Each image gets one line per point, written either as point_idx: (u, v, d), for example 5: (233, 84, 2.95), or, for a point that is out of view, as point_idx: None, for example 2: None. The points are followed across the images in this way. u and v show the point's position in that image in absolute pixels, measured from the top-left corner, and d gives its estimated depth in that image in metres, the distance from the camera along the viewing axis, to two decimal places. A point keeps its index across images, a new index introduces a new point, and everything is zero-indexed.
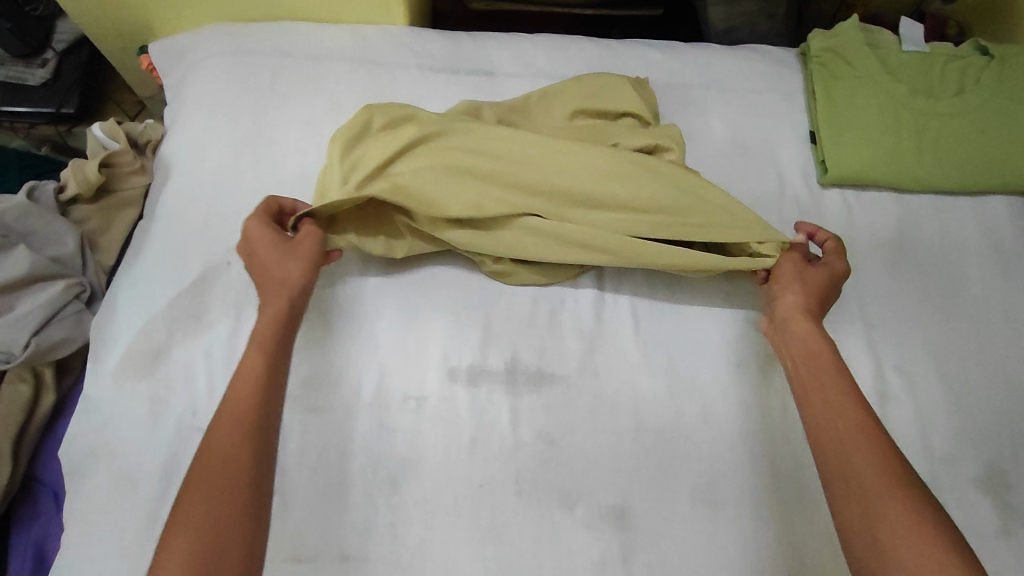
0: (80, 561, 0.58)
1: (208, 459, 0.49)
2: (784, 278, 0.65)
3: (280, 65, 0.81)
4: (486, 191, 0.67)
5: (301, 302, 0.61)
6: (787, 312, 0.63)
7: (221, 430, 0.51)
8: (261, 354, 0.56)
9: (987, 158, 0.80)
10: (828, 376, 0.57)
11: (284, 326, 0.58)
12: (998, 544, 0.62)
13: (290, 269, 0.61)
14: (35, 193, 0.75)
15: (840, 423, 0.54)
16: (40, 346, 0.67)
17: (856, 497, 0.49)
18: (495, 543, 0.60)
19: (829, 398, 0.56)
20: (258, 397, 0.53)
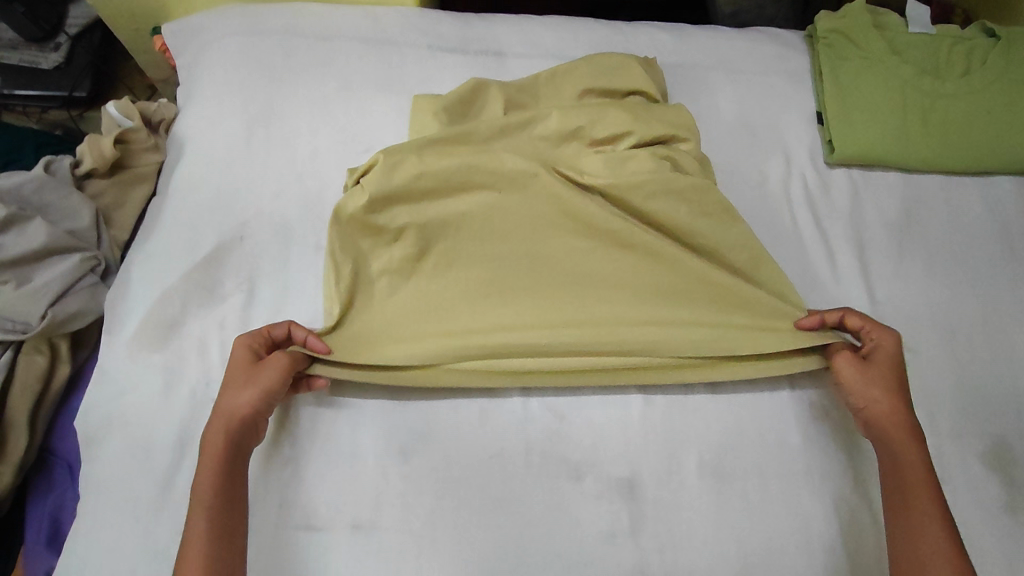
0: (93, 525, 0.59)
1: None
2: (854, 378, 0.62)
3: (292, 45, 0.82)
4: (497, 319, 0.66)
5: (247, 435, 0.58)
6: (885, 422, 0.60)
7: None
8: (201, 511, 0.53)
9: (994, 139, 0.81)
10: (918, 501, 0.56)
11: (226, 475, 0.55)
12: (1006, 517, 0.63)
13: (241, 399, 0.58)
14: (52, 166, 0.77)
15: (932, 546, 0.54)
16: (57, 317, 0.68)
17: None
18: (505, 513, 0.60)
19: (921, 523, 0.55)
20: (213, 554, 0.51)
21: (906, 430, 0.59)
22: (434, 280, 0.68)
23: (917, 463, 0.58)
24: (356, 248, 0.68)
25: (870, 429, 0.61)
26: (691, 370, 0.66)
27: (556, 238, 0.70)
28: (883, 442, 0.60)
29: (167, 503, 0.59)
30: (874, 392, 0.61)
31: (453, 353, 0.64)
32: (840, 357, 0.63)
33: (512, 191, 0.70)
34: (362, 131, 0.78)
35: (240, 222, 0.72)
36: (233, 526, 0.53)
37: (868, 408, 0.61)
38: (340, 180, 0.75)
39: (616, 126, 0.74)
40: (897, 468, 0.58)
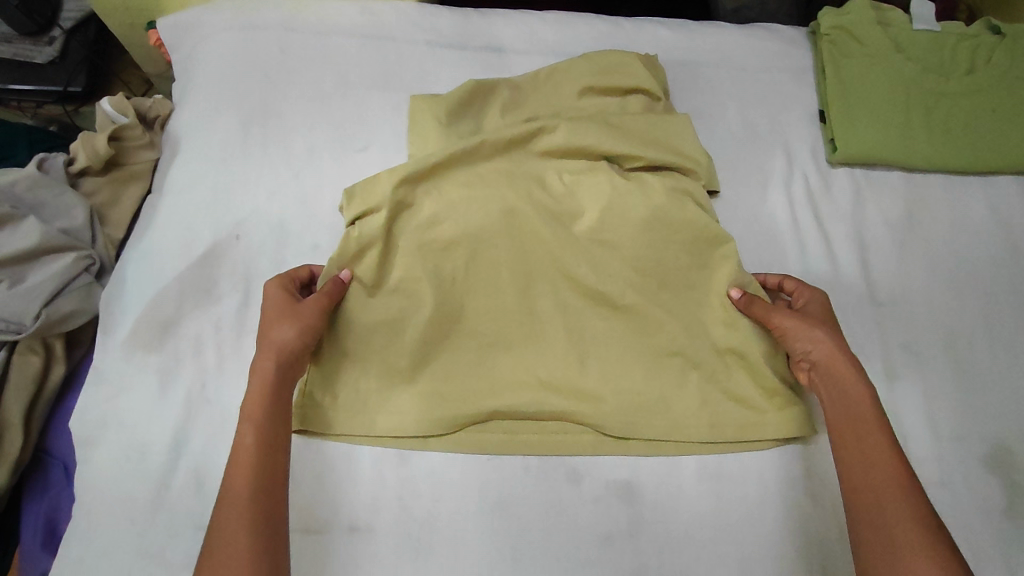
0: (88, 528, 0.58)
1: (226, 517, 0.50)
2: (796, 324, 0.63)
3: (288, 40, 0.81)
4: (494, 383, 0.65)
5: (291, 364, 0.59)
6: (831, 360, 0.61)
7: (225, 508, 0.51)
8: (251, 426, 0.54)
9: (998, 138, 0.80)
10: (872, 444, 0.56)
11: (272, 389, 0.57)
12: (1005, 521, 0.62)
13: (284, 330, 0.60)
14: (45, 165, 0.76)
15: (878, 467, 0.54)
16: (51, 317, 0.67)
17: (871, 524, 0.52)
18: (502, 516, 0.60)
19: (873, 458, 0.55)
20: (259, 461, 0.53)
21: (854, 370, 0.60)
22: (425, 333, 0.65)
23: (863, 397, 0.59)
24: (355, 293, 0.66)
25: (818, 374, 0.62)
26: (690, 438, 0.64)
27: (551, 287, 0.68)
28: (829, 380, 0.61)
29: (163, 506, 0.59)
30: (817, 333, 0.62)
31: (441, 420, 0.62)
32: (775, 313, 0.64)
33: (513, 235, 0.70)
34: (359, 129, 0.77)
35: (236, 221, 0.71)
36: (277, 440, 0.55)
37: (817, 350, 0.62)
38: (337, 178, 0.74)
39: (620, 146, 0.73)
40: (846, 405, 0.59)
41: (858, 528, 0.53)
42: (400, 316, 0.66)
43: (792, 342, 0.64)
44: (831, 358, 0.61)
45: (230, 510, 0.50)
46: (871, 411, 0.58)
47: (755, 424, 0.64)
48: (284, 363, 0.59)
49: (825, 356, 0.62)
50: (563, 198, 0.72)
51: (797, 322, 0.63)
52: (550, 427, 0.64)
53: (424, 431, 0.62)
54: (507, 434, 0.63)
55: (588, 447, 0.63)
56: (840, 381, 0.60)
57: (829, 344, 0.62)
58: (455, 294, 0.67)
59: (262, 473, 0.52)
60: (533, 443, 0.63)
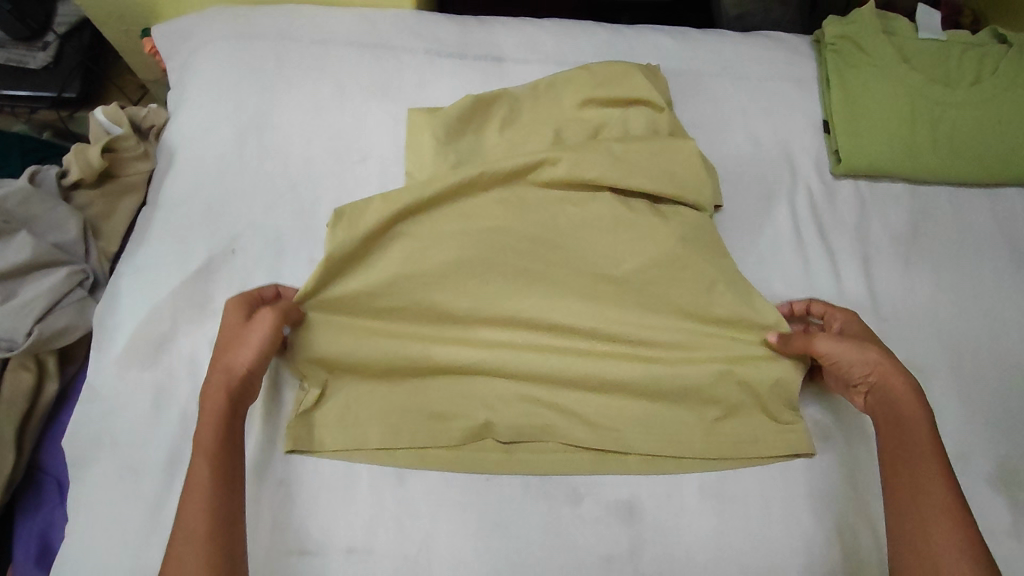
0: (81, 551, 0.57)
1: (180, 556, 0.50)
2: (848, 347, 0.62)
3: (284, 49, 0.80)
4: (486, 399, 0.64)
5: (245, 391, 0.59)
6: (891, 386, 0.60)
7: (180, 547, 0.50)
8: (204, 461, 0.54)
9: (1004, 149, 0.79)
10: (925, 466, 0.55)
11: (225, 418, 0.56)
12: (1012, 541, 0.61)
13: (237, 356, 0.59)
14: (38, 178, 0.75)
15: (931, 493, 0.54)
16: (43, 335, 0.66)
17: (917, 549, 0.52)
18: (501, 537, 0.59)
19: (925, 488, 0.54)
20: (214, 499, 0.52)
21: (912, 395, 0.59)
22: (413, 350, 0.64)
23: (921, 423, 0.58)
24: (341, 313, 0.65)
25: (874, 399, 0.61)
26: (686, 457, 0.63)
27: (547, 297, 0.67)
28: (886, 404, 0.60)
29: (157, 528, 0.58)
30: (872, 356, 0.61)
31: (431, 442, 0.62)
32: (821, 340, 0.63)
33: (506, 252, 0.68)
34: (356, 140, 0.76)
35: (231, 235, 0.70)
36: (231, 476, 0.54)
37: (871, 373, 0.61)
38: (333, 192, 0.73)
39: (621, 173, 0.71)
40: (901, 430, 0.58)
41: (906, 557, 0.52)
42: (390, 334, 0.65)
43: (844, 365, 0.62)
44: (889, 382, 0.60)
45: (184, 547, 0.50)
46: (928, 437, 0.57)
47: (752, 443, 0.64)
48: (238, 391, 0.58)
49: (885, 381, 0.60)
50: (564, 222, 0.70)
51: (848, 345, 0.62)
52: (550, 446, 0.63)
53: (423, 447, 0.62)
54: (504, 452, 0.62)
55: (588, 465, 0.63)
56: (896, 404, 0.59)
57: (888, 369, 0.60)
58: (440, 308, 0.66)
59: (216, 509, 0.52)
60: (529, 460, 0.62)
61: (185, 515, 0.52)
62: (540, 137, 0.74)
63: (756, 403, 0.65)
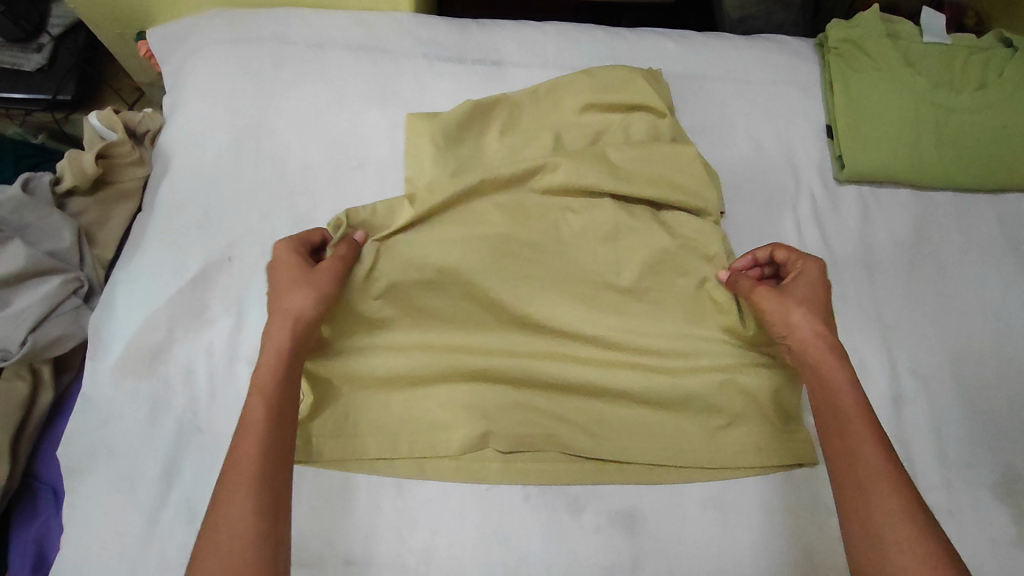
0: (76, 564, 0.57)
1: (230, 492, 0.49)
2: (775, 304, 0.61)
3: (281, 52, 0.79)
4: (485, 407, 0.62)
5: (304, 334, 0.58)
6: (811, 345, 0.59)
7: (227, 478, 0.49)
8: (260, 396, 0.53)
9: (1009, 155, 0.78)
10: (854, 429, 0.53)
11: (285, 363, 0.56)
12: (1016, 551, 0.61)
13: (298, 297, 0.58)
14: (30, 184, 0.73)
15: (862, 458, 0.52)
16: (37, 344, 0.65)
17: (860, 517, 0.49)
18: (502, 548, 0.59)
19: (858, 453, 0.52)
20: (267, 438, 0.52)
21: (836, 355, 0.58)
22: (416, 355, 0.64)
23: (844, 381, 0.56)
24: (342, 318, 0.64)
25: (798, 359, 0.60)
26: (686, 466, 0.62)
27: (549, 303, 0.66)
28: (808, 365, 0.59)
29: (153, 541, 0.57)
30: (796, 316, 0.60)
31: (429, 449, 0.61)
32: (756, 293, 0.62)
33: (506, 256, 0.66)
34: (355, 145, 0.75)
35: (228, 242, 0.69)
36: (285, 418, 0.54)
37: (793, 335, 0.60)
38: (332, 198, 0.72)
39: (622, 182, 0.70)
40: (828, 393, 0.56)
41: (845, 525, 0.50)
42: (394, 339, 0.65)
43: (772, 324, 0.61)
44: (812, 340, 0.59)
45: (234, 482, 0.49)
46: (853, 397, 0.55)
47: (753, 453, 0.63)
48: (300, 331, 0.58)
49: (806, 340, 0.59)
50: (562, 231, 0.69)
51: (771, 304, 0.61)
52: (550, 455, 0.62)
53: (422, 456, 0.61)
54: (503, 462, 0.61)
55: (589, 476, 0.62)
56: (819, 365, 0.57)
57: (812, 328, 0.59)
58: (444, 314, 0.66)
59: (269, 445, 0.51)
60: (530, 469, 0.61)
61: (237, 450, 0.51)
62: (540, 143, 0.73)
63: (758, 412, 0.64)
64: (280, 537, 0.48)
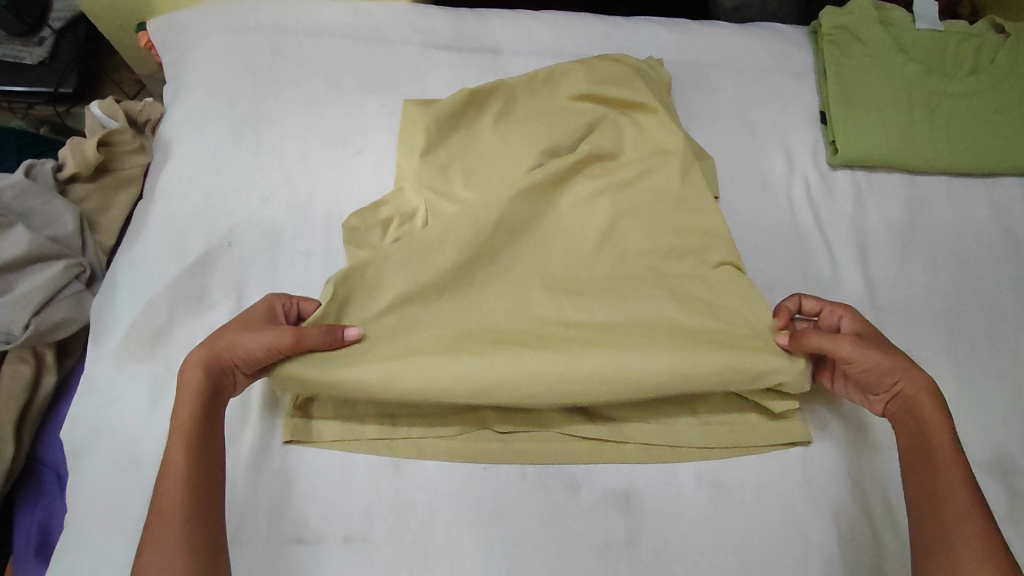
0: (78, 542, 0.57)
1: (156, 539, 0.49)
2: (870, 359, 0.58)
3: (280, 42, 0.80)
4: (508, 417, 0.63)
5: (221, 374, 0.58)
6: (913, 393, 0.58)
7: (154, 525, 0.50)
8: (180, 439, 0.53)
9: (1002, 139, 0.79)
10: (943, 467, 0.54)
11: (203, 401, 0.56)
12: (1006, 529, 0.61)
13: (228, 336, 0.58)
14: (33, 171, 0.74)
15: (949, 494, 0.52)
16: (40, 328, 0.66)
17: (932, 549, 0.51)
18: (499, 526, 0.59)
19: (946, 490, 0.53)
20: (193, 477, 0.52)
21: (937, 403, 0.58)
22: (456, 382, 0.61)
23: (942, 427, 0.56)
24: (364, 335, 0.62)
25: (898, 406, 0.59)
26: (683, 447, 0.63)
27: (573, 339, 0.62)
28: (912, 413, 0.58)
29: None
30: (883, 361, 0.58)
31: (428, 432, 0.62)
32: (843, 346, 0.59)
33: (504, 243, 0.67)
34: (352, 133, 0.76)
35: (227, 228, 0.70)
36: (209, 455, 0.54)
37: (902, 386, 0.59)
38: (330, 185, 0.73)
39: (616, 177, 0.71)
40: (922, 434, 0.57)
41: (921, 556, 0.52)
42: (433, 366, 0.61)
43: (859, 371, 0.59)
44: (916, 390, 0.58)
45: (162, 527, 0.49)
46: (950, 441, 0.56)
47: (743, 434, 0.64)
48: (211, 377, 0.57)
49: (914, 391, 0.58)
50: (556, 215, 0.70)
51: (868, 360, 0.59)
52: (550, 436, 0.63)
53: (421, 436, 0.62)
54: (502, 443, 0.62)
55: (584, 455, 0.63)
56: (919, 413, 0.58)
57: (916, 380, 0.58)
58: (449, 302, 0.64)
59: (193, 487, 0.51)
60: (530, 451, 0.62)
61: (161, 494, 0.51)
62: (536, 128, 0.73)
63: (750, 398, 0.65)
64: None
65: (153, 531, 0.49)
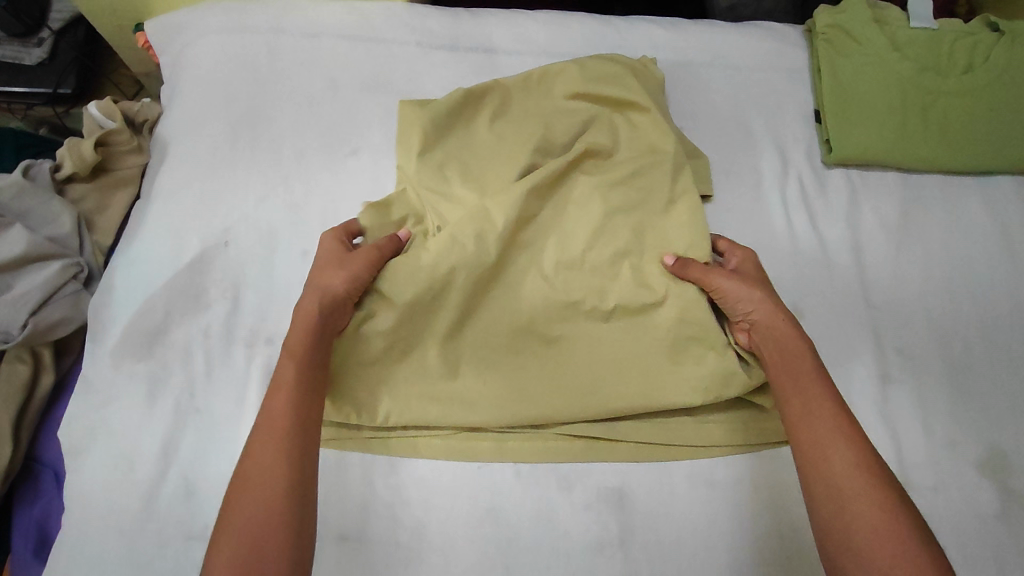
0: (77, 540, 0.58)
1: (248, 491, 0.49)
2: (732, 285, 0.63)
3: (276, 42, 0.80)
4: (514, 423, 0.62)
5: (333, 311, 0.60)
6: (767, 318, 0.61)
7: (260, 435, 0.52)
8: (292, 364, 0.55)
9: (996, 137, 0.79)
10: (811, 389, 0.56)
11: (305, 362, 0.56)
12: (998, 527, 0.61)
13: (334, 277, 0.61)
14: (31, 172, 0.75)
15: (822, 417, 0.54)
16: (38, 327, 0.67)
17: (815, 469, 0.52)
18: (493, 524, 0.60)
19: (816, 411, 0.55)
20: (291, 435, 0.52)
21: (790, 325, 0.60)
22: (468, 396, 0.63)
23: (803, 351, 0.59)
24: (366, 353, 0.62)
25: (758, 336, 0.62)
26: (676, 446, 0.63)
27: (584, 359, 0.64)
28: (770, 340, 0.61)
29: (153, 518, 0.59)
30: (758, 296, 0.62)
31: (427, 433, 0.62)
32: (714, 273, 0.64)
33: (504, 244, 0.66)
34: (347, 133, 0.76)
35: (224, 228, 0.70)
36: (313, 385, 0.56)
37: (756, 313, 0.62)
38: (326, 185, 0.73)
39: (609, 177, 0.70)
40: (786, 360, 0.59)
41: (806, 479, 0.53)
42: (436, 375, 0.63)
43: (732, 304, 0.63)
44: (768, 316, 0.61)
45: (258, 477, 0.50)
46: (810, 363, 0.58)
47: (735, 432, 0.64)
48: (325, 312, 0.59)
49: (764, 314, 0.61)
50: (549, 215, 0.69)
51: (726, 284, 0.63)
52: (545, 435, 0.63)
53: (415, 434, 0.62)
54: (495, 441, 0.62)
55: (578, 453, 0.63)
56: (781, 341, 0.60)
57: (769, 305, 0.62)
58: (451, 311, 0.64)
59: (298, 412, 0.53)
60: (525, 448, 0.63)
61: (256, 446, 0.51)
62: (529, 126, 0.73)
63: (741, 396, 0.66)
64: (306, 504, 0.50)
65: (245, 482, 0.50)
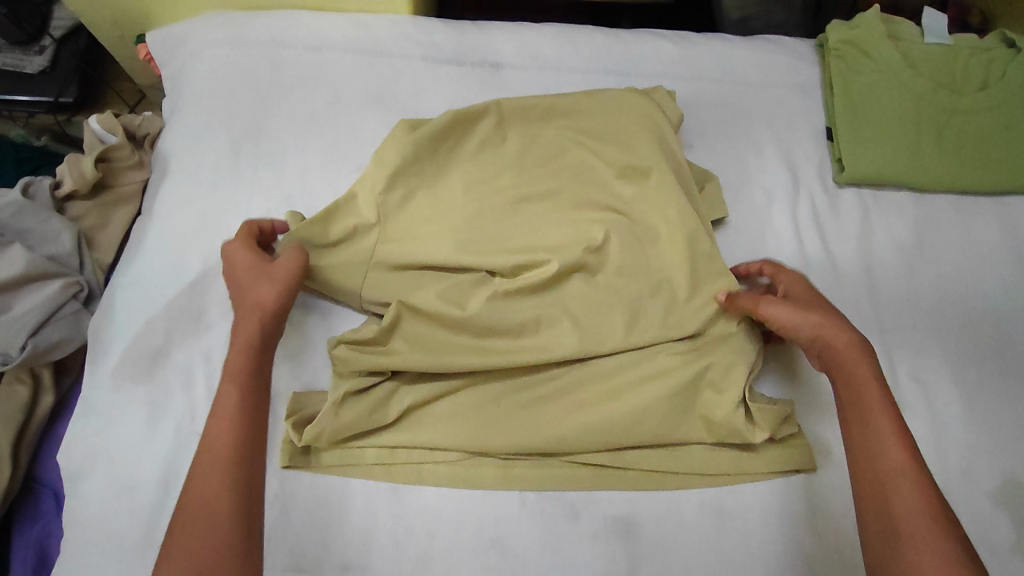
0: (76, 568, 0.57)
1: (190, 528, 0.48)
2: (787, 312, 0.61)
3: (279, 56, 0.79)
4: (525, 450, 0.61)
5: (274, 323, 0.59)
6: (832, 339, 0.59)
7: (203, 463, 0.51)
8: (231, 391, 0.54)
9: (1010, 157, 0.77)
10: (875, 421, 0.54)
11: (246, 389, 0.55)
12: (1013, 559, 0.60)
13: (264, 291, 0.59)
14: (30, 189, 0.74)
15: (884, 452, 0.52)
16: (37, 347, 0.66)
17: (874, 505, 0.50)
18: (498, 554, 0.59)
19: (880, 445, 0.52)
20: (233, 466, 0.51)
21: (859, 350, 0.58)
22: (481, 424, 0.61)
23: (870, 379, 0.56)
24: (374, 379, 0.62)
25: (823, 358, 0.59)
26: (685, 475, 0.62)
27: (594, 387, 0.63)
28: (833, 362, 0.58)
29: (152, 546, 0.58)
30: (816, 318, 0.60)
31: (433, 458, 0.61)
32: (765, 303, 0.62)
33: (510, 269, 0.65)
34: (351, 149, 0.75)
35: None
36: (255, 416, 0.54)
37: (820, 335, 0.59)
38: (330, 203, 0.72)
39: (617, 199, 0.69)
40: (852, 386, 0.56)
41: (863, 515, 0.51)
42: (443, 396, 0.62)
43: (789, 334, 0.61)
44: (833, 338, 0.59)
45: (201, 512, 0.48)
46: (878, 391, 0.55)
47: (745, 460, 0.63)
48: (263, 327, 0.58)
49: (828, 337, 0.59)
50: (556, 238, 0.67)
51: (779, 312, 0.61)
52: (552, 462, 0.62)
53: (420, 462, 0.61)
54: (503, 467, 0.61)
55: (586, 481, 0.62)
56: (847, 368, 0.57)
57: (832, 323, 0.59)
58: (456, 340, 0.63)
59: (238, 438, 0.52)
60: (534, 474, 0.61)
61: (196, 481, 0.50)
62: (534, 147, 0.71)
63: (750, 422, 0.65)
64: (253, 532, 0.49)
65: (191, 518, 0.48)
